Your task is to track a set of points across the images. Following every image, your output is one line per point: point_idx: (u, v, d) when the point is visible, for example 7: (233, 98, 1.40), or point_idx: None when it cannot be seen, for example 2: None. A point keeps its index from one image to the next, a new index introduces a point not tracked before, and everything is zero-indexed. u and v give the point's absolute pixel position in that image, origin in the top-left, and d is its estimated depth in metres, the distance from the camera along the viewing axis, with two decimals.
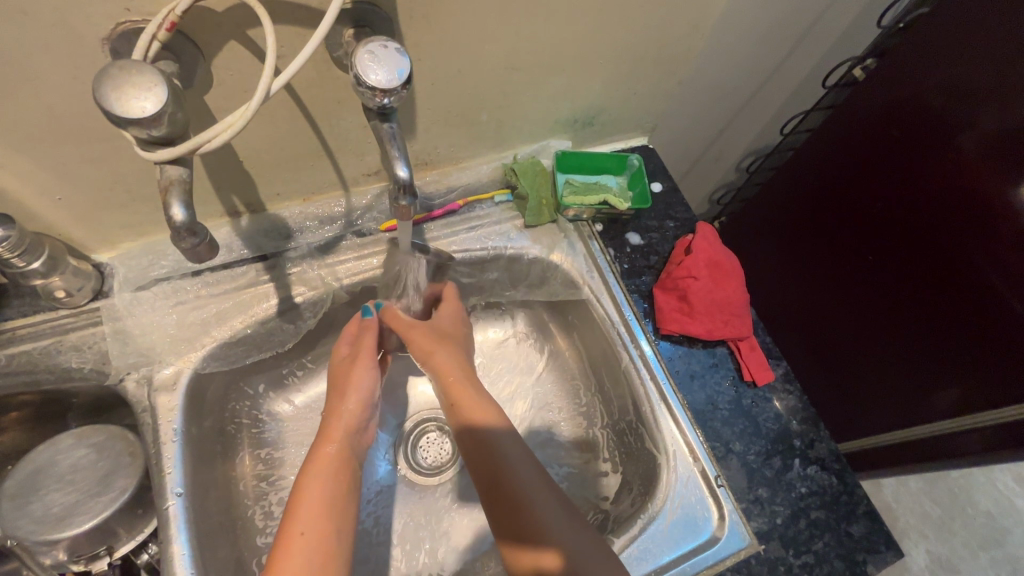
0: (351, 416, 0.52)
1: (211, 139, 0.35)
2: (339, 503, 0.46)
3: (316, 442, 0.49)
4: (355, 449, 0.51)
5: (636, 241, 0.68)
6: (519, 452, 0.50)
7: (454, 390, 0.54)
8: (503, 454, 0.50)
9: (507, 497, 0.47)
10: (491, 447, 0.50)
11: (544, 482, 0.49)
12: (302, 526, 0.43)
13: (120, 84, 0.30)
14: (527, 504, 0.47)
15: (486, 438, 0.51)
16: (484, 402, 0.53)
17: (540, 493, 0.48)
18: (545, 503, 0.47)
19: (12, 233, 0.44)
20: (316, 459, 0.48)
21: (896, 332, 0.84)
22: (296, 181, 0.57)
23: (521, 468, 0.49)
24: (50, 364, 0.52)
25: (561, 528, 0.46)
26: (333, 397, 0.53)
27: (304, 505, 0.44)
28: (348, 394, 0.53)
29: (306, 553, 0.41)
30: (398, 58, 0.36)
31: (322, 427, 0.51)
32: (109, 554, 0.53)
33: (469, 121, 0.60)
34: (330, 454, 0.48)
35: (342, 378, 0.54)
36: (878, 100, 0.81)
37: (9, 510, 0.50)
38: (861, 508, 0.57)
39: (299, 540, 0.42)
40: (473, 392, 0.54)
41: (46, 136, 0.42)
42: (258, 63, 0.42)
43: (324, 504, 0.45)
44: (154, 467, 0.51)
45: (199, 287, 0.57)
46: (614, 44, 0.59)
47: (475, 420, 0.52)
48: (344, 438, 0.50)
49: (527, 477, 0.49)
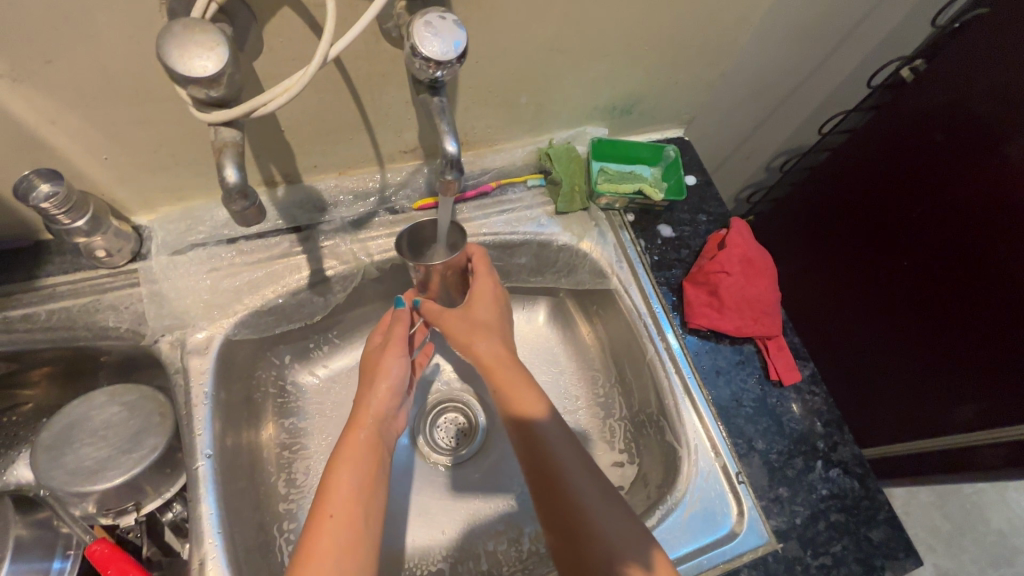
0: (380, 404, 0.53)
1: (266, 103, 0.35)
2: (366, 486, 0.46)
3: (346, 429, 0.50)
4: (383, 436, 0.52)
5: (667, 233, 0.68)
6: (563, 437, 0.50)
7: (498, 373, 0.53)
8: (547, 441, 0.49)
9: (549, 486, 0.47)
10: (532, 435, 0.50)
11: (587, 470, 0.48)
12: (331, 510, 0.43)
13: (183, 43, 0.30)
14: (570, 491, 0.47)
15: (528, 424, 0.50)
16: (530, 388, 0.52)
17: (583, 482, 0.48)
18: (587, 491, 0.47)
19: (59, 190, 0.44)
20: (345, 445, 0.48)
21: (927, 343, 0.82)
22: (334, 154, 0.57)
23: (565, 456, 0.49)
24: (89, 322, 0.53)
25: (605, 518, 0.46)
26: (366, 384, 0.54)
27: (333, 490, 0.45)
28: (378, 382, 0.53)
29: (334, 535, 0.42)
30: (455, 30, 0.35)
31: (352, 415, 0.52)
32: (136, 510, 0.56)
33: (508, 103, 0.59)
34: (360, 440, 0.49)
35: (372, 365, 0.55)
36: (923, 103, 0.78)
37: (46, 460, 0.52)
38: (881, 514, 0.56)
39: (328, 522, 0.42)
40: (515, 376, 0.53)
41: (99, 94, 0.42)
42: (309, 31, 0.42)
43: (352, 488, 0.45)
44: (185, 427, 0.52)
45: (233, 256, 0.58)
46: (661, 32, 0.58)
47: (514, 407, 0.51)
48: (373, 425, 0.51)
49: (570, 459, 0.49)
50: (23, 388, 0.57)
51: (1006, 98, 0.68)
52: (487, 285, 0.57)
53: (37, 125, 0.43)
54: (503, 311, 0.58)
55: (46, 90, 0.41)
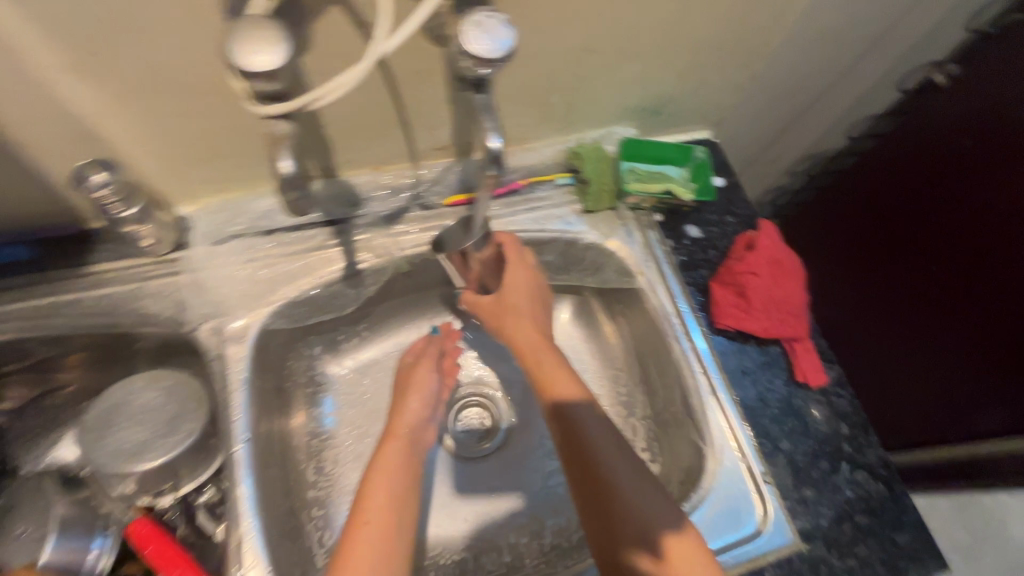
0: (412, 414, 0.56)
1: (322, 97, 0.36)
2: (400, 493, 0.49)
3: (381, 439, 0.53)
4: (416, 444, 0.55)
5: (694, 233, 0.68)
6: (598, 425, 0.51)
7: (540, 358, 0.56)
8: (584, 426, 0.51)
9: (584, 471, 0.49)
10: (569, 419, 0.52)
11: (624, 456, 0.50)
12: (367, 518, 0.47)
13: (247, 39, 0.32)
14: (604, 465, 0.48)
15: (564, 410, 0.52)
16: (568, 371, 0.55)
17: (614, 456, 0.49)
18: (626, 477, 0.48)
19: (112, 180, 0.46)
20: (381, 454, 0.52)
21: (955, 352, 0.83)
22: (371, 150, 0.58)
23: (601, 442, 0.50)
24: (133, 308, 0.55)
25: (644, 498, 0.47)
26: (398, 398, 0.58)
27: (369, 499, 0.48)
28: (409, 394, 0.57)
29: (371, 540, 0.45)
30: (504, 29, 0.36)
31: (387, 425, 0.56)
32: (172, 491, 0.57)
33: (541, 102, 0.60)
34: (393, 449, 0.52)
35: (404, 382, 0.59)
36: (955, 108, 0.78)
37: (90, 439, 0.54)
38: (908, 518, 0.56)
39: (365, 529, 0.46)
40: (552, 360, 0.56)
41: (155, 87, 0.44)
42: (355, 29, 0.43)
43: (387, 494, 0.48)
44: (223, 412, 0.53)
45: (271, 247, 0.59)
46: (694, 33, 0.58)
47: (553, 389, 0.54)
48: (405, 435, 0.54)
49: (602, 436, 0.50)
50: (62, 371, 0.58)
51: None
52: (519, 271, 0.59)
53: (93, 117, 0.45)
54: (537, 296, 0.59)
55: (106, 83, 0.42)
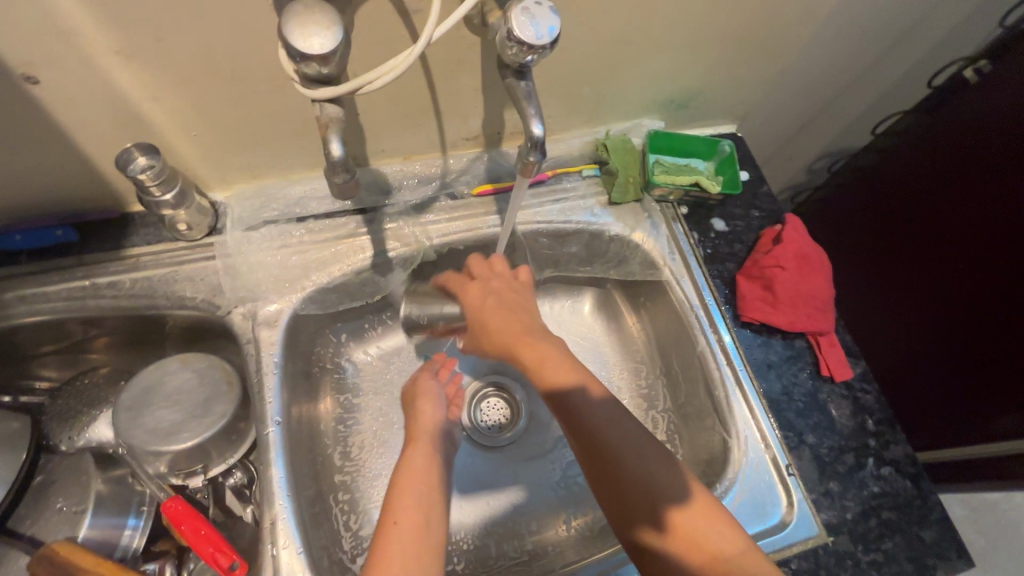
0: (429, 418, 0.58)
1: (370, 82, 0.37)
2: (427, 494, 0.49)
3: (405, 444, 0.55)
4: (438, 446, 0.56)
5: (720, 227, 0.68)
6: (603, 404, 0.51)
7: (524, 352, 0.54)
8: (586, 409, 0.50)
9: (597, 463, 0.49)
10: (572, 408, 0.51)
11: (638, 434, 0.50)
12: (395, 517, 0.46)
13: (304, 22, 0.32)
14: (617, 454, 0.48)
15: (565, 397, 0.51)
16: (562, 360, 0.53)
17: (625, 441, 0.49)
18: (635, 454, 0.48)
19: (156, 163, 0.47)
20: (406, 457, 0.53)
21: (982, 354, 0.81)
22: (403, 139, 0.59)
23: (606, 424, 0.50)
24: (168, 291, 0.56)
25: (660, 477, 0.47)
26: (411, 408, 0.59)
27: (396, 500, 0.48)
28: (421, 403, 0.59)
29: (402, 537, 0.45)
30: (551, 16, 0.37)
31: (408, 432, 0.57)
32: (204, 473, 0.58)
33: (571, 93, 0.61)
34: (418, 452, 0.54)
35: (415, 392, 0.60)
36: (985, 105, 0.77)
37: (126, 419, 0.55)
38: (933, 514, 0.56)
39: (394, 528, 0.45)
40: (544, 346, 0.54)
41: (199, 73, 0.44)
42: (398, 17, 0.44)
43: (414, 495, 0.48)
44: (257, 394, 0.54)
45: (302, 234, 0.60)
46: (727, 26, 0.59)
47: (547, 379, 0.52)
48: (427, 438, 0.56)
49: (610, 424, 0.50)
50: (91, 351, 0.60)
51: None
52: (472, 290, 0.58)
53: (139, 100, 0.45)
54: (494, 292, 0.58)
55: (153, 68, 0.43)
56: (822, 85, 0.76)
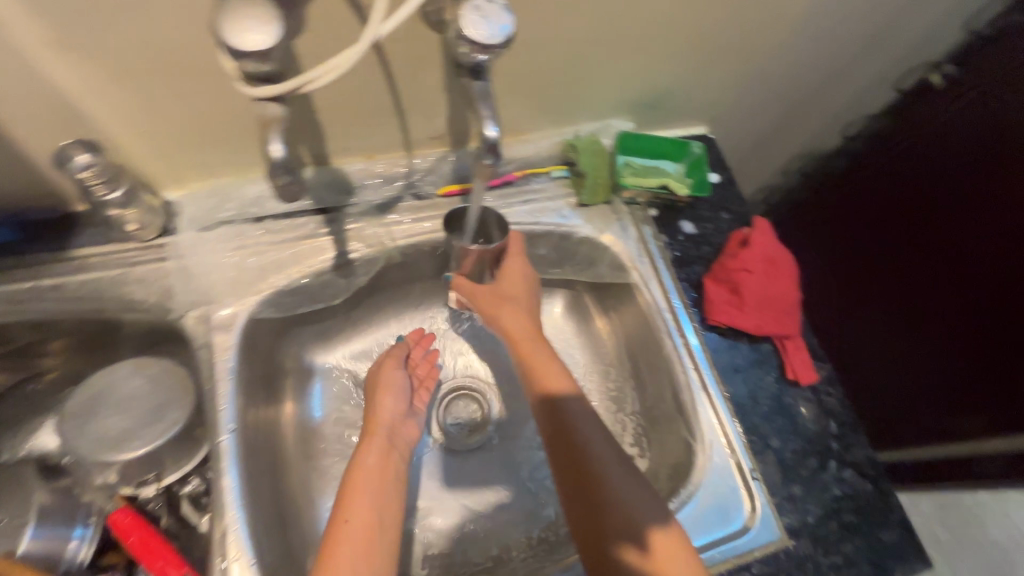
0: (387, 411, 0.56)
1: (312, 79, 0.36)
2: (381, 495, 0.49)
3: (361, 439, 0.54)
4: (396, 442, 0.55)
5: (689, 230, 0.68)
6: (588, 415, 0.53)
7: (532, 353, 0.56)
8: (572, 418, 0.52)
9: (569, 463, 0.50)
10: (561, 416, 0.52)
11: (613, 451, 0.51)
12: (347, 515, 0.47)
13: (240, 17, 0.31)
14: (598, 465, 0.50)
15: (557, 409, 0.53)
16: (559, 367, 0.55)
17: (604, 452, 0.50)
18: (614, 471, 0.49)
19: (96, 162, 0.45)
20: (360, 453, 0.52)
21: (940, 356, 0.84)
22: (365, 137, 0.57)
23: (591, 434, 0.51)
24: (117, 294, 0.54)
25: (631, 492, 0.48)
26: (372, 398, 0.57)
27: (351, 498, 0.48)
28: (381, 394, 0.57)
29: (354, 537, 0.46)
30: (502, 15, 0.36)
31: (364, 425, 0.56)
32: (157, 482, 0.56)
33: (539, 92, 0.60)
34: (374, 448, 0.53)
35: (374, 382, 0.59)
36: (952, 110, 0.78)
37: (72, 428, 0.52)
38: (894, 516, 0.56)
39: (345, 527, 0.46)
40: (542, 356, 0.56)
41: (142, 67, 0.42)
42: (351, 12, 0.42)
43: (367, 497, 0.49)
44: (209, 401, 0.52)
45: (260, 234, 0.58)
46: (694, 27, 0.58)
47: (544, 384, 0.54)
48: (385, 432, 0.55)
49: (593, 434, 0.51)
50: (42, 357, 0.58)
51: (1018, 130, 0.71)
52: (517, 263, 0.59)
53: (80, 95, 0.43)
54: (534, 289, 0.60)
55: (93, 62, 0.41)
56: (792, 87, 0.76)
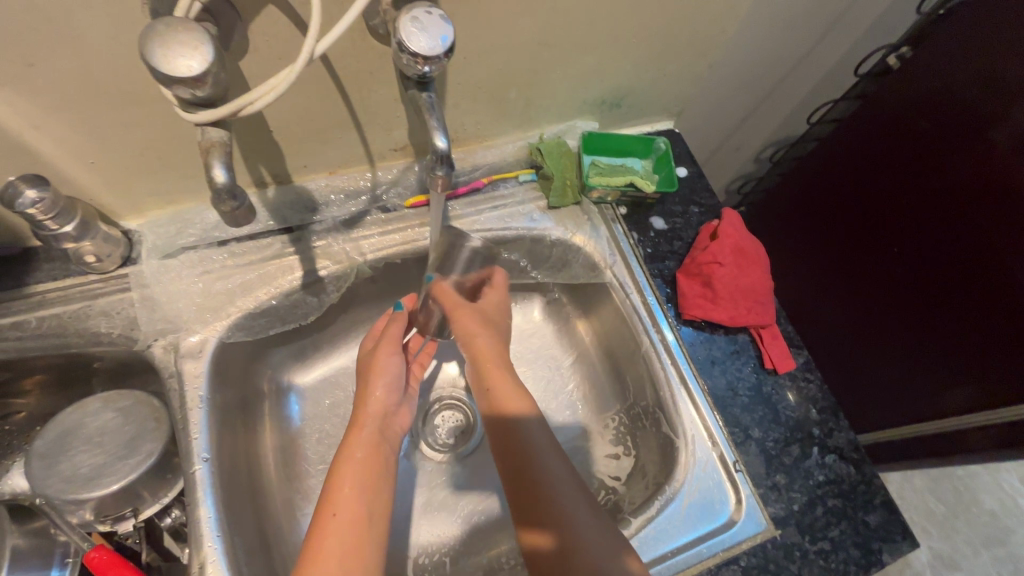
0: (378, 402, 0.54)
1: (252, 102, 0.36)
2: (368, 484, 0.48)
3: (348, 431, 0.52)
4: (385, 432, 0.53)
5: (659, 226, 0.68)
6: (546, 442, 0.53)
7: (493, 372, 0.58)
8: (532, 444, 0.52)
9: (524, 487, 0.50)
10: (513, 431, 0.54)
11: (570, 474, 0.51)
12: (335, 509, 0.45)
13: (168, 43, 0.30)
14: (554, 495, 0.49)
15: (518, 428, 0.54)
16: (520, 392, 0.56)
17: (563, 482, 0.50)
18: (570, 497, 0.49)
19: (46, 196, 0.44)
20: (347, 445, 0.50)
21: (916, 335, 0.85)
22: (325, 153, 0.57)
23: (546, 456, 0.52)
24: (80, 328, 0.53)
25: (587, 522, 0.47)
26: (364, 385, 0.55)
27: (340, 492, 0.46)
28: (374, 380, 0.55)
29: (341, 532, 0.43)
30: (442, 25, 0.36)
31: (353, 415, 0.54)
32: (135, 516, 0.54)
33: (499, 98, 0.60)
34: (363, 439, 0.51)
35: (367, 367, 0.57)
36: (912, 89, 0.79)
37: (39, 468, 0.51)
38: (878, 498, 0.57)
39: (333, 521, 0.44)
40: (503, 375, 0.57)
41: (83, 98, 0.42)
42: (294, 29, 0.42)
43: (356, 488, 0.47)
44: (181, 431, 0.51)
45: (224, 258, 0.57)
46: (648, 26, 0.58)
47: (505, 406, 0.55)
48: (375, 425, 0.53)
49: (553, 463, 0.51)
50: (16, 397, 0.56)
51: (981, 105, 0.71)
52: (497, 296, 0.64)
53: (21, 130, 0.43)
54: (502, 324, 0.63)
55: (28, 95, 0.40)
56: (752, 76, 0.77)
